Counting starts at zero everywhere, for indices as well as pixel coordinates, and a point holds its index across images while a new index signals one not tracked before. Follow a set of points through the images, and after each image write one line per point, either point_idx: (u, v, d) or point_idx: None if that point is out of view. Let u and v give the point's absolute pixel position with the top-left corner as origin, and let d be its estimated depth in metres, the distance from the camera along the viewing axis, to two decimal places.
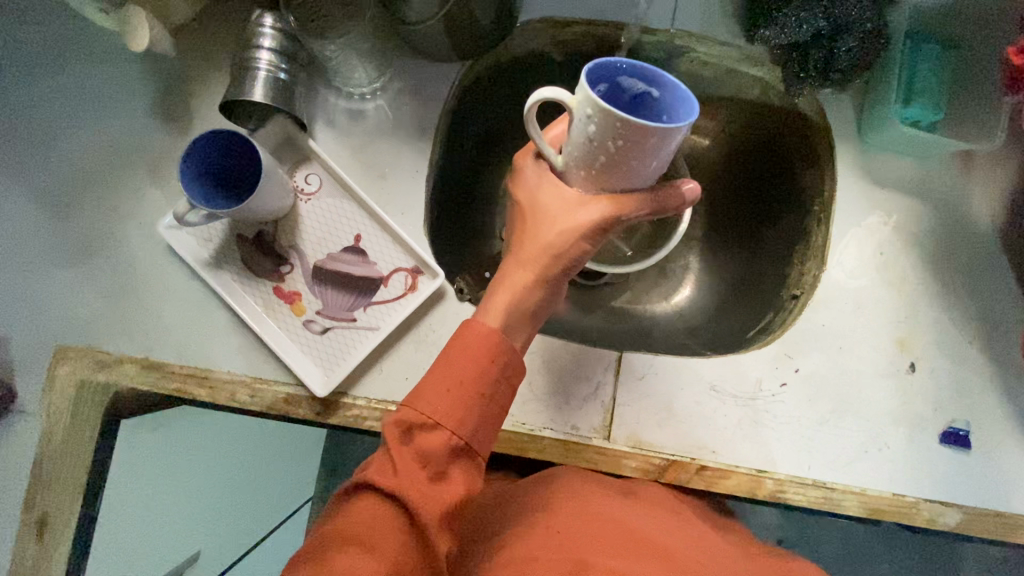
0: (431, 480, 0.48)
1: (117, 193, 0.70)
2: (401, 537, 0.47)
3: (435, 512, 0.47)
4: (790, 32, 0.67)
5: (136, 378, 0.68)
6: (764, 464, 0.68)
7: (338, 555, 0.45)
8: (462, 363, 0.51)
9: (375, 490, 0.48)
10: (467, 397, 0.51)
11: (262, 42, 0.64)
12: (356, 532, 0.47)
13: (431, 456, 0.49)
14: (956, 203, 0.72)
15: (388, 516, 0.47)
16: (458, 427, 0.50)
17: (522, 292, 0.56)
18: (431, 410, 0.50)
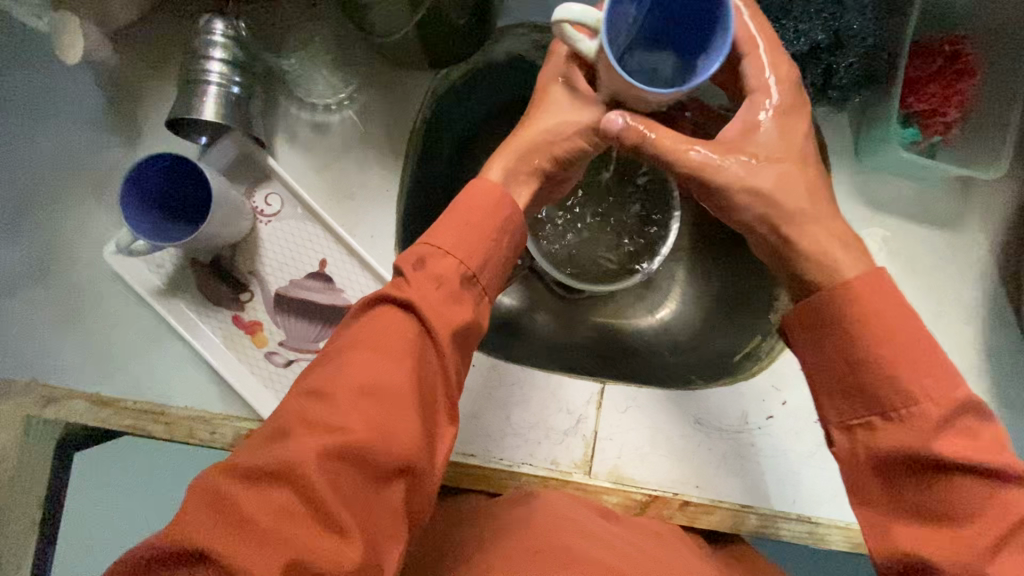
0: (447, 300, 0.45)
1: (60, 214, 0.64)
2: (419, 347, 0.43)
3: (449, 334, 0.44)
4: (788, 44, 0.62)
5: (84, 415, 0.62)
6: (748, 499, 0.66)
7: (354, 359, 0.42)
8: (474, 208, 0.47)
9: (393, 304, 0.44)
10: (481, 237, 0.47)
11: (210, 52, 0.58)
12: (372, 340, 0.42)
13: (444, 277, 0.45)
14: (950, 227, 0.69)
15: (404, 326, 0.43)
16: (468, 260, 0.46)
17: (518, 159, 0.52)
18: (443, 241, 0.46)
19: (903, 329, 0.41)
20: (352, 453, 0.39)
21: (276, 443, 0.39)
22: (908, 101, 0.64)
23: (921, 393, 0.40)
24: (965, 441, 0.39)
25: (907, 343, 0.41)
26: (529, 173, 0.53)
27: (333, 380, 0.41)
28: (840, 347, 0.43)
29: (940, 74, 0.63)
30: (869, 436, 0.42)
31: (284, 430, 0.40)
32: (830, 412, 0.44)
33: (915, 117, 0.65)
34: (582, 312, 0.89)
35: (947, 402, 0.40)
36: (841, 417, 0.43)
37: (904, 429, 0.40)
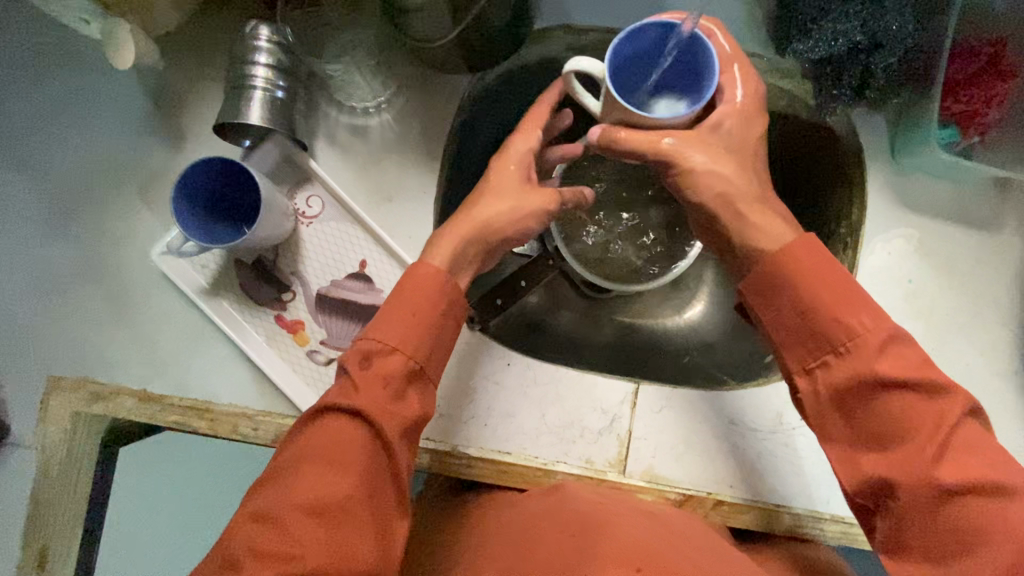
0: (392, 398, 0.46)
1: (107, 215, 0.66)
2: (365, 455, 0.45)
3: (399, 429, 0.46)
4: (824, 46, 0.62)
5: (133, 411, 0.64)
6: (783, 499, 0.66)
7: (301, 477, 0.43)
8: (415, 302, 0.49)
9: (342, 412, 0.45)
10: (426, 328, 0.48)
11: (256, 58, 0.59)
12: (322, 453, 0.44)
13: (392, 376, 0.47)
14: (987, 228, 0.69)
15: (351, 436, 0.45)
16: (416, 353, 0.48)
17: (469, 238, 0.53)
18: (390, 337, 0.48)
19: (830, 276, 0.47)
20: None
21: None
22: (947, 104, 0.64)
23: (860, 325, 0.45)
24: (899, 360, 0.44)
25: (833, 286, 0.47)
26: (483, 245, 0.54)
27: (279, 500, 0.43)
28: (791, 301, 0.47)
29: (981, 77, 0.63)
30: (825, 374, 0.46)
31: (233, 562, 0.41)
32: (791, 359, 0.48)
33: (954, 119, 0.64)
34: (610, 311, 0.90)
35: (880, 327, 0.45)
36: (802, 364, 0.47)
37: (853, 359, 0.45)
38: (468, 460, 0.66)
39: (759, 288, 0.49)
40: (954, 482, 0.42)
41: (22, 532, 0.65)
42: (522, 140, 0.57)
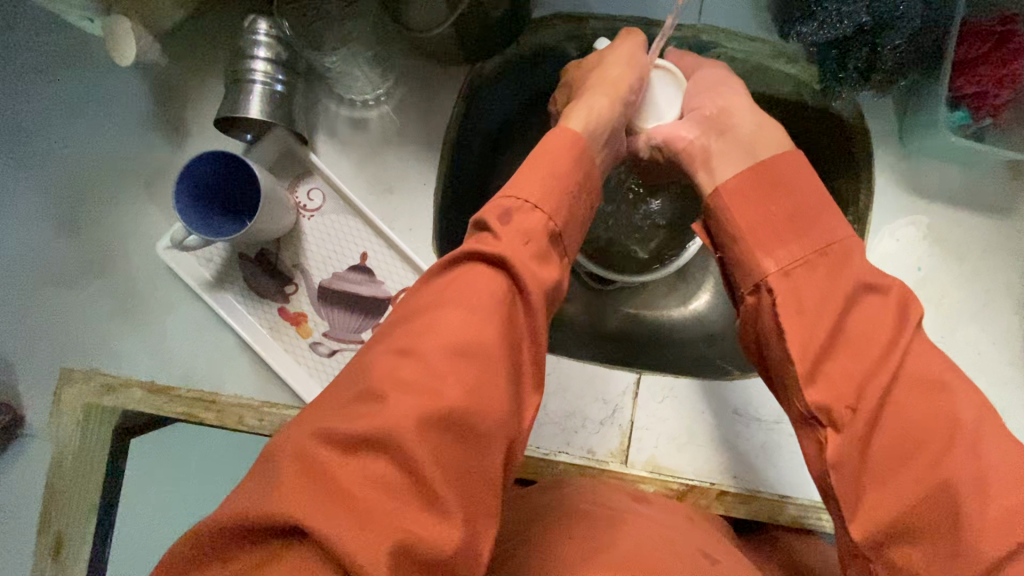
0: (534, 256, 0.42)
1: (114, 211, 0.67)
2: (507, 305, 0.40)
3: (540, 293, 0.42)
4: (830, 27, 0.61)
5: (143, 403, 0.65)
6: (787, 490, 0.65)
7: (441, 316, 0.38)
8: (555, 156, 0.46)
9: (481, 260, 0.41)
10: (563, 190, 0.46)
11: (256, 51, 0.60)
12: (465, 296, 0.39)
13: (530, 233, 0.43)
14: (1001, 213, 0.68)
15: (494, 281, 0.40)
16: (556, 217, 0.45)
17: (600, 107, 0.53)
18: (527, 195, 0.44)
19: (803, 189, 0.46)
20: (448, 422, 0.35)
21: (364, 408, 0.35)
22: (960, 84, 0.62)
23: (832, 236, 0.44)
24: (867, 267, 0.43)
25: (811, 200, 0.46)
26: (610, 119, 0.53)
27: (420, 337, 0.37)
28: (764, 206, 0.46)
29: (997, 52, 0.60)
30: (806, 273, 0.43)
31: (373, 394, 0.35)
32: (762, 272, 0.44)
33: (965, 100, 0.62)
34: (613, 301, 0.89)
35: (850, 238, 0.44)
36: (780, 264, 0.44)
37: (827, 271, 0.43)
38: None
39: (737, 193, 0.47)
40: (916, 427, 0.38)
41: (37, 521, 0.67)
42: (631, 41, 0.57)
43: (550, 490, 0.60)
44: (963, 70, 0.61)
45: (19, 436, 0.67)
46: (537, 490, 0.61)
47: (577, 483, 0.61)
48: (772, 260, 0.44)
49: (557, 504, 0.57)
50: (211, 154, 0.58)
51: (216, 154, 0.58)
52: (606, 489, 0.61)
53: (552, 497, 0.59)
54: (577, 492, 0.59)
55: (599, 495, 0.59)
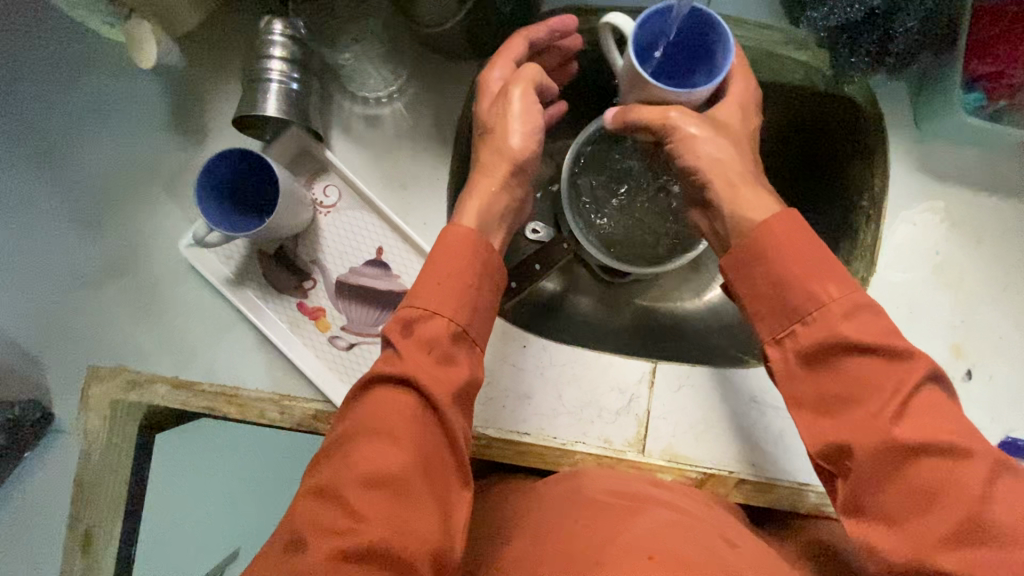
0: (437, 363, 0.47)
1: (136, 210, 0.69)
2: (417, 423, 0.46)
3: (449, 396, 0.47)
4: (841, 11, 0.62)
5: (167, 398, 0.67)
6: (807, 478, 0.65)
7: (355, 451, 0.45)
8: (452, 261, 0.51)
9: (387, 383, 0.47)
10: (461, 291, 0.50)
11: (272, 51, 0.61)
12: (375, 427, 0.45)
13: (434, 341, 0.48)
14: (1020, 196, 0.67)
15: (400, 404, 0.46)
16: (455, 315, 0.49)
17: (492, 190, 0.55)
18: (428, 304, 0.49)
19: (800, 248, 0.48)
20: (363, 555, 0.41)
21: (295, 551, 0.42)
22: (975, 65, 0.61)
23: (825, 295, 0.46)
24: (867, 328, 0.45)
25: (809, 259, 0.47)
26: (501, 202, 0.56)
27: (335, 475, 0.44)
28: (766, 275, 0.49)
29: (1012, 33, 0.59)
30: (794, 341, 0.47)
31: (301, 535, 0.42)
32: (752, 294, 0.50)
33: (981, 81, 0.62)
34: (627, 293, 0.89)
35: (845, 299, 0.46)
36: (773, 335, 0.49)
37: (817, 327, 0.46)
38: (487, 441, 0.66)
39: (733, 261, 0.51)
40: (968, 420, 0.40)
41: (66, 515, 0.68)
42: (504, 66, 0.59)
43: (565, 482, 0.60)
44: (977, 50, 0.61)
45: (48, 430, 0.69)
46: (554, 479, 0.62)
47: (598, 473, 0.62)
48: (767, 330, 0.49)
49: (573, 491, 0.58)
50: (222, 153, 0.59)
51: (225, 152, 0.59)
52: (624, 476, 0.62)
53: (570, 486, 0.59)
54: (595, 480, 0.60)
55: (617, 483, 0.59)
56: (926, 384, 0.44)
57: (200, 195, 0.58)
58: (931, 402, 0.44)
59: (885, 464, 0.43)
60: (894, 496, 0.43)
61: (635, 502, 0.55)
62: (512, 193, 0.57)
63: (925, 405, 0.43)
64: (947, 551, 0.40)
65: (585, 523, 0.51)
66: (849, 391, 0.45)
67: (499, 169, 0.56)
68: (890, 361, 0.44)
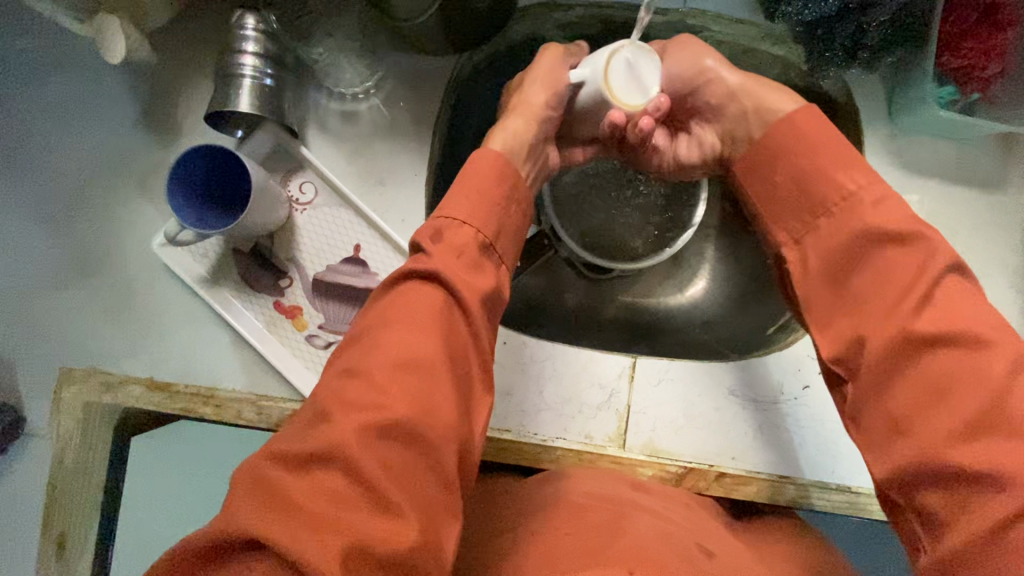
0: (467, 266, 0.47)
1: (108, 209, 0.67)
2: (448, 316, 0.44)
3: (478, 302, 0.46)
4: (814, 7, 0.61)
5: (141, 399, 0.66)
6: (785, 470, 0.66)
7: (383, 337, 0.42)
8: (480, 178, 0.51)
9: (419, 277, 0.45)
10: (491, 207, 0.50)
11: (245, 46, 0.60)
12: (404, 315, 0.43)
13: (462, 247, 0.47)
14: (994, 187, 0.68)
15: (430, 297, 0.44)
16: (483, 228, 0.49)
17: (521, 125, 0.59)
18: (458, 213, 0.49)
19: (826, 148, 0.50)
20: (393, 429, 0.38)
21: (315, 429, 0.38)
22: (945, 59, 0.62)
23: (846, 185, 0.48)
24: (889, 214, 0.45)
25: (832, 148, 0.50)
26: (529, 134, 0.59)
27: (362, 358, 0.41)
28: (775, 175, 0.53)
29: (977, 27, 0.61)
30: (814, 242, 0.48)
31: (324, 413, 0.39)
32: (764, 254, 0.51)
33: (951, 75, 0.62)
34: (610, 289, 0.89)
35: (870, 187, 0.47)
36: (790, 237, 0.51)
37: (836, 224, 0.47)
38: None
39: (755, 161, 0.55)
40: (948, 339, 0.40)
41: (40, 520, 0.67)
42: (550, 57, 0.62)
43: (547, 481, 0.60)
44: (946, 45, 0.61)
45: (21, 434, 0.68)
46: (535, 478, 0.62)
47: (578, 471, 0.62)
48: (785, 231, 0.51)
49: (556, 495, 0.57)
50: (187, 151, 0.58)
51: (190, 149, 0.58)
52: (608, 479, 0.61)
53: (550, 487, 0.59)
54: (578, 484, 0.59)
55: (603, 488, 0.58)
56: (946, 273, 0.43)
57: (173, 199, 0.58)
58: (953, 298, 0.42)
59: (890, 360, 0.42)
60: (906, 395, 0.41)
61: (624, 508, 0.54)
62: (535, 133, 0.59)
63: (944, 301, 0.42)
64: (963, 444, 0.38)
65: (566, 530, 0.51)
66: (866, 293, 0.45)
67: (530, 112, 0.59)
68: (901, 249, 0.44)
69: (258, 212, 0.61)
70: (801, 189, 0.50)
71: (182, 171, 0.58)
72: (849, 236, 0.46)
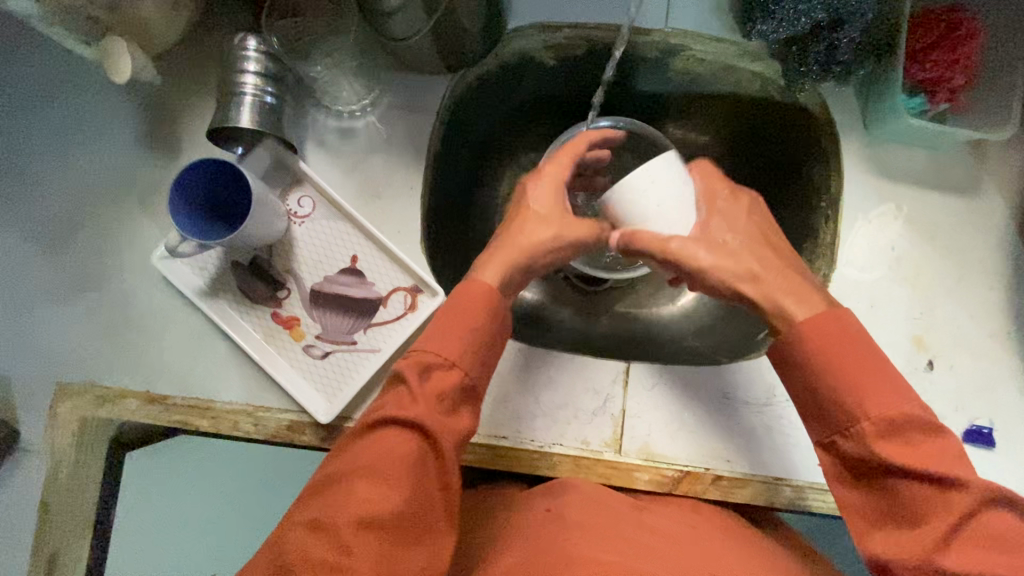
0: (444, 410, 0.51)
1: (110, 224, 0.69)
2: (418, 465, 0.48)
3: (450, 443, 0.51)
4: (788, 26, 0.65)
5: (138, 412, 0.67)
6: (781, 472, 0.66)
7: (353, 490, 0.47)
8: (466, 316, 0.54)
9: (394, 424, 0.49)
10: (474, 349, 0.54)
11: (246, 66, 0.62)
12: (377, 466, 0.48)
13: (443, 391, 0.51)
14: (969, 193, 0.70)
15: (406, 448, 0.49)
16: (466, 368, 0.53)
17: (507, 263, 0.60)
18: (444, 354, 0.53)
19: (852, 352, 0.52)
20: None
21: None
22: (913, 70, 0.65)
23: (861, 412, 0.50)
24: (901, 447, 0.48)
25: (857, 371, 0.51)
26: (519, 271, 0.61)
27: (332, 511, 0.46)
28: (806, 383, 0.53)
29: (944, 41, 0.64)
30: (842, 451, 0.51)
31: (288, 565, 0.44)
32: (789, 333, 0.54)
33: (921, 87, 0.65)
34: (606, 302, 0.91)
35: (882, 420, 0.49)
36: (819, 438, 0.53)
37: (859, 444, 0.50)
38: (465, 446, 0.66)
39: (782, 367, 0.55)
40: (959, 566, 0.46)
41: (32, 538, 0.67)
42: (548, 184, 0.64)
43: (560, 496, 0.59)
44: (915, 58, 0.65)
45: (12, 451, 0.67)
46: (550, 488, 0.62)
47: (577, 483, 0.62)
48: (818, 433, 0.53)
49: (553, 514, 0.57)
50: (185, 168, 0.59)
51: (188, 166, 0.59)
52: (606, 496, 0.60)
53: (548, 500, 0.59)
54: (574, 501, 0.58)
55: (599, 511, 0.57)
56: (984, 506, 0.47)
57: (176, 218, 0.59)
58: (987, 528, 0.47)
59: (918, 553, 0.47)
60: None
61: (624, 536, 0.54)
62: (528, 267, 0.61)
63: (990, 531, 0.46)
64: None
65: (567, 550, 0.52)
66: (909, 505, 0.48)
67: (520, 244, 0.61)
68: (930, 480, 0.47)
69: (259, 222, 0.62)
70: (818, 399, 0.53)
71: (181, 190, 0.59)
72: (881, 462, 0.48)
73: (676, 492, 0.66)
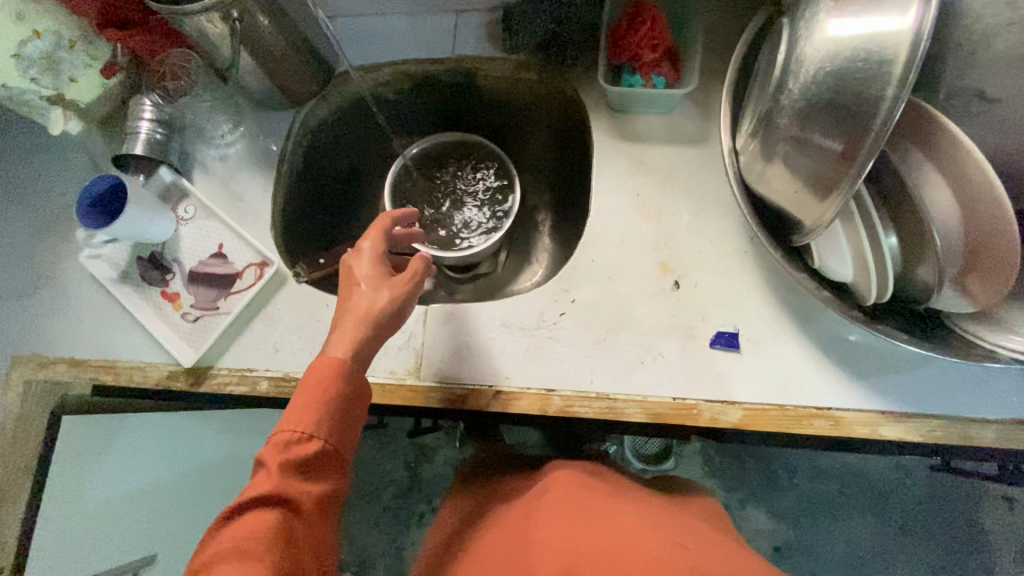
0: (305, 477, 0.58)
1: (57, 237, 0.94)
2: (285, 530, 0.55)
3: (311, 505, 0.57)
4: (531, 35, 0.88)
5: (64, 372, 0.89)
6: (552, 384, 0.77)
7: None
8: (316, 386, 0.61)
9: (258, 504, 0.55)
10: (329, 416, 0.60)
11: (143, 114, 0.89)
12: (244, 546, 0.53)
13: (304, 460, 0.58)
14: (699, 143, 0.84)
15: (269, 520, 0.54)
16: (326, 435, 0.60)
17: (350, 334, 0.65)
18: (299, 427, 0.59)
19: None
20: None
21: None
22: (616, 53, 0.83)
23: None
24: None
25: None
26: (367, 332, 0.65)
27: None
28: None
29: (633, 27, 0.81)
30: None
31: None
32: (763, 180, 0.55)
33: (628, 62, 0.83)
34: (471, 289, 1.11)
35: None
36: None
37: None
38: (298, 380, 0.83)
39: None
40: None
41: None
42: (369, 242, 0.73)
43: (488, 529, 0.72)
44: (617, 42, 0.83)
45: None
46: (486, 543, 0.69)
47: (557, 481, 0.73)
48: None
49: (531, 520, 0.67)
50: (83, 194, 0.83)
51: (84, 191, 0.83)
52: (580, 490, 0.70)
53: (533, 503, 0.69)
54: (548, 501, 0.69)
55: (569, 504, 0.67)
56: None
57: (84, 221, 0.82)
58: None
59: None
60: None
61: (597, 516, 0.64)
62: (367, 330, 0.65)
63: None
64: None
65: (533, 541, 0.63)
66: None
67: (357, 313, 0.66)
68: None
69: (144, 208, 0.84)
70: None
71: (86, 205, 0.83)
72: None
73: (464, 407, 0.78)
